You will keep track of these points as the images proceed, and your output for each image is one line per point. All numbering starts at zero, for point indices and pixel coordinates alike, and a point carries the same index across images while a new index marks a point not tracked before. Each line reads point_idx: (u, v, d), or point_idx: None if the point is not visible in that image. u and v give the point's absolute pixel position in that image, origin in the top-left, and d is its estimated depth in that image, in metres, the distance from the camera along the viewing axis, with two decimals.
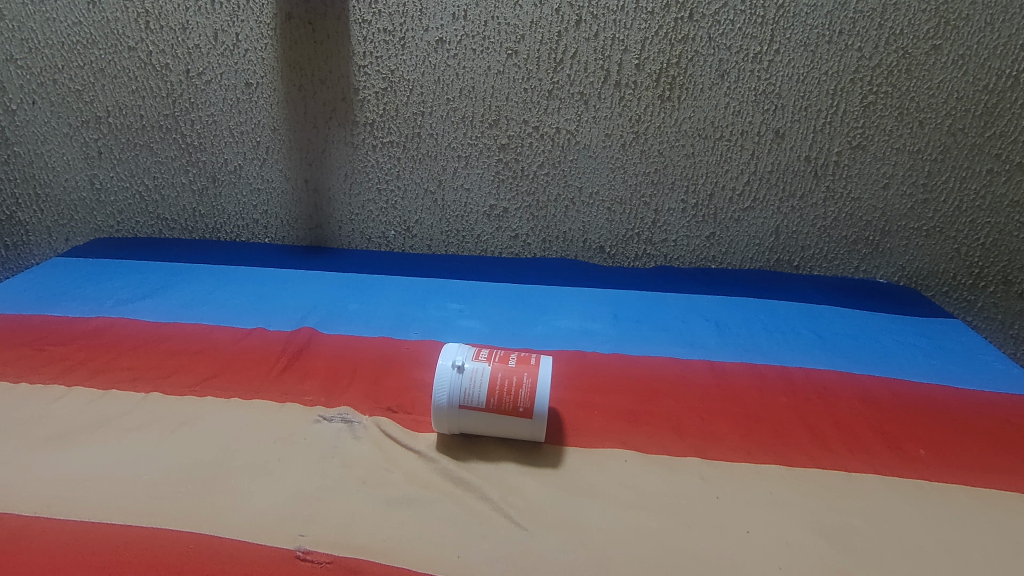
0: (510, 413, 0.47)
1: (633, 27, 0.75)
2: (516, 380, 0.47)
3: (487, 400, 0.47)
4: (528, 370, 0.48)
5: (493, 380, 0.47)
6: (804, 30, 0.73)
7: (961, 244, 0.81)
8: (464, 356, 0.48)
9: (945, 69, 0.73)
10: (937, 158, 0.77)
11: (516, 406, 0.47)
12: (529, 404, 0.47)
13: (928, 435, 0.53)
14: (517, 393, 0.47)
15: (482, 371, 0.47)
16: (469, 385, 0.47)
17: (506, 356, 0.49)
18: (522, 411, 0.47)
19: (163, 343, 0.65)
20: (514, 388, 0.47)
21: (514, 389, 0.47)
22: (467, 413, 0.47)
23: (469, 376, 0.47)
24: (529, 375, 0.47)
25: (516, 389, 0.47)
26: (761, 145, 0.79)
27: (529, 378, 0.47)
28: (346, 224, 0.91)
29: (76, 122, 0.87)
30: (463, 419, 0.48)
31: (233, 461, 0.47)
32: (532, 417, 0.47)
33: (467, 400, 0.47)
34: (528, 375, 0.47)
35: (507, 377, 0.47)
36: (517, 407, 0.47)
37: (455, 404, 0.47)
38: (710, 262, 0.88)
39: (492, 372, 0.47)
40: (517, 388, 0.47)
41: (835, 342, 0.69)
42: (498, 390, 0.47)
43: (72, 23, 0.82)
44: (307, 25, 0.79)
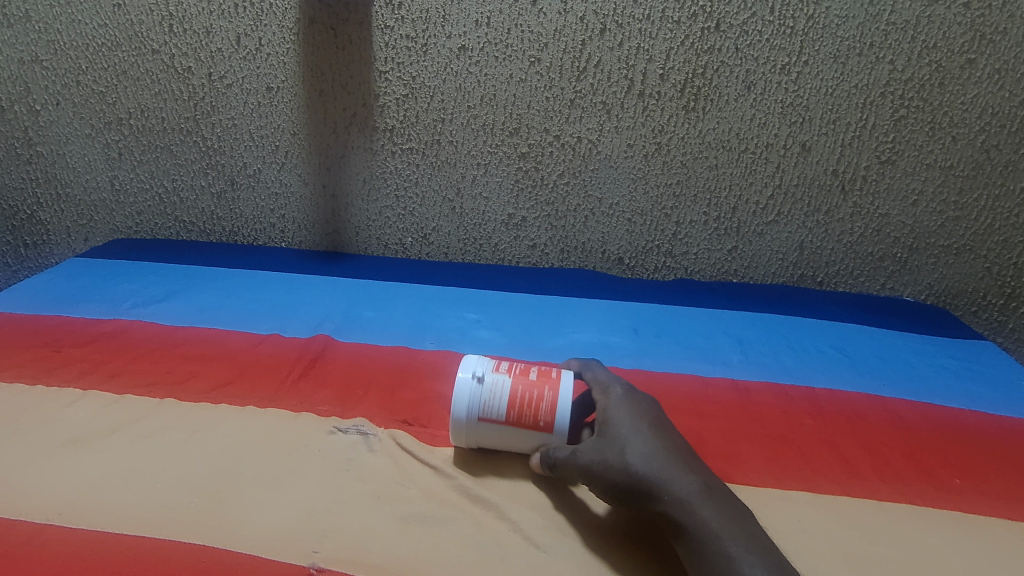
0: (531, 427, 0.46)
1: (658, 37, 0.73)
2: (537, 394, 0.46)
3: (507, 414, 0.46)
4: (549, 385, 0.46)
5: (514, 394, 0.46)
6: (834, 42, 0.71)
7: (992, 263, 0.79)
8: (484, 368, 0.47)
9: (979, 84, 0.71)
10: (969, 174, 0.75)
11: (536, 421, 0.45)
12: (551, 419, 0.45)
13: (963, 463, 0.51)
14: (538, 408, 0.45)
15: (501, 385, 0.46)
16: (489, 397, 0.46)
17: (526, 369, 0.48)
18: (543, 425, 0.45)
19: (179, 348, 0.64)
20: (534, 401, 0.45)
21: (535, 403, 0.46)
22: (487, 424, 0.46)
23: (488, 388, 0.46)
24: (550, 390, 0.46)
25: (536, 403, 0.45)
26: (787, 158, 0.77)
27: (550, 393, 0.46)
28: (363, 230, 0.90)
29: (99, 124, 0.86)
30: (481, 431, 0.46)
31: (247, 470, 0.47)
32: (554, 433, 0.45)
33: (487, 412, 0.46)
34: (548, 389, 0.46)
35: (527, 390, 0.46)
36: (537, 422, 0.45)
37: (474, 417, 0.46)
38: (731, 276, 0.86)
39: (512, 385, 0.46)
40: (538, 402, 0.45)
41: (862, 362, 0.67)
42: (518, 403, 0.46)
43: (98, 25, 0.80)
44: (330, 30, 0.77)
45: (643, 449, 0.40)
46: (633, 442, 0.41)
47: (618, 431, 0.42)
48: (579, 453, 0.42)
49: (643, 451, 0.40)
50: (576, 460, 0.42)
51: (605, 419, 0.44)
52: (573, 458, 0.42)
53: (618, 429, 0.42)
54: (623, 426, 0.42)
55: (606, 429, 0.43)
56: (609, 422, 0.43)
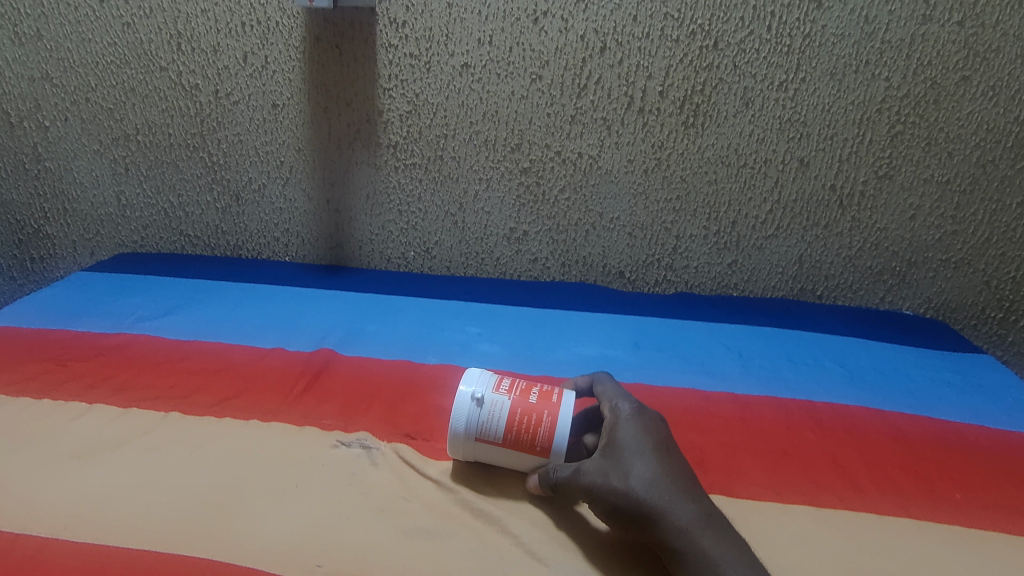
0: (528, 451, 0.46)
1: (657, 55, 0.74)
2: (535, 419, 0.46)
3: (505, 437, 0.46)
4: (547, 409, 0.46)
5: (511, 417, 0.46)
6: (831, 59, 0.72)
7: (990, 277, 0.80)
8: (484, 388, 0.47)
9: (974, 101, 0.72)
10: (966, 189, 0.76)
11: (533, 445, 0.45)
12: (547, 444, 0.45)
13: (962, 476, 0.52)
14: (535, 433, 0.45)
15: (499, 407, 0.46)
16: (487, 419, 0.46)
17: (528, 389, 0.47)
18: (539, 450, 0.45)
19: (184, 362, 0.65)
20: (532, 426, 0.45)
21: (533, 427, 0.45)
22: (485, 446, 0.46)
23: (487, 410, 0.46)
24: (549, 414, 0.46)
25: (534, 427, 0.45)
26: (785, 174, 0.78)
27: (548, 418, 0.45)
28: (366, 244, 0.90)
29: (106, 140, 0.87)
30: (480, 451, 0.47)
31: (251, 484, 0.47)
32: (551, 457, 0.45)
33: (485, 434, 0.46)
34: (547, 413, 0.46)
35: (524, 415, 0.46)
36: (534, 447, 0.45)
37: (472, 438, 0.46)
38: (731, 290, 0.87)
39: (510, 408, 0.46)
40: (536, 427, 0.45)
41: (863, 377, 0.67)
42: (515, 427, 0.46)
43: (107, 44, 0.81)
44: (334, 48, 0.78)
45: (646, 474, 0.41)
46: (637, 465, 0.41)
47: (623, 453, 0.43)
48: (583, 472, 0.42)
49: (646, 475, 0.41)
50: (579, 479, 0.42)
51: (611, 439, 0.44)
52: (577, 477, 0.43)
53: (623, 450, 0.43)
54: (628, 447, 0.43)
55: (611, 448, 0.43)
56: (615, 443, 0.43)
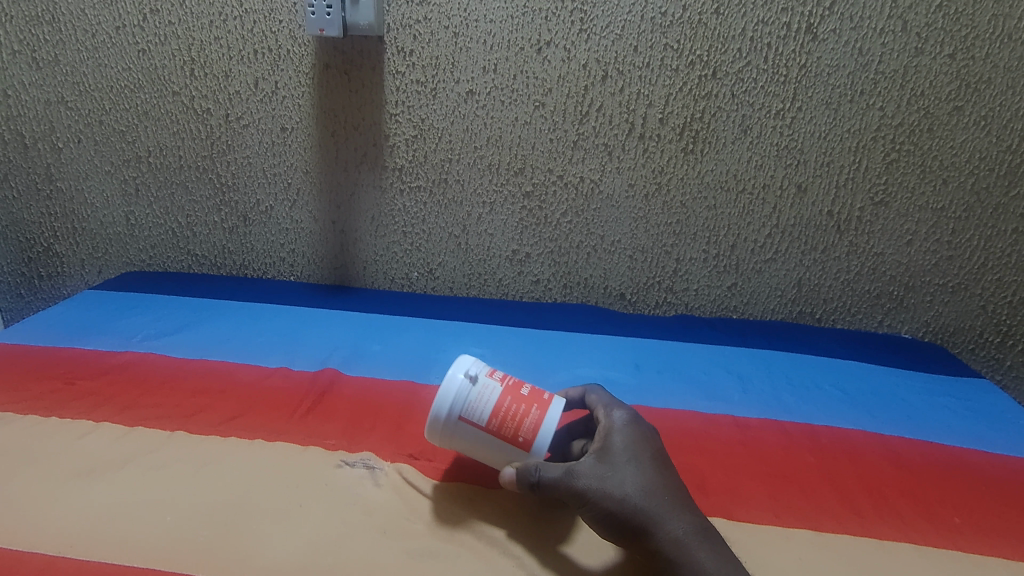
0: (508, 441, 0.46)
1: (658, 83, 0.76)
2: (524, 410, 0.46)
3: (489, 421, 0.46)
4: (537, 405, 0.47)
5: (501, 403, 0.46)
6: (826, 89, 0.74)
7: (987, 301, 0.81)
8: (479, 371, 0.48)
9: (967, 130, 0.74)
10: (961, 216, 0.77)
11: (516, 433, 0.45)
12: (530, 436, 0.45)
13: (960, 501, 0.52)
14: (521, 423, 0.46)
15: (491, 391, 0.46)
16: (476, 399, 0.46)
17: (519, 383, 0.48)
18: (521, 440, 0.45)
19: (190, 381, 0.66)
20: (519, 414, 0.46)
21: (519, 417, 0.46)
22: (465, 426, 0.46)
23: (478, 391, 0.46)
24: (539, 409, 0.46)
25: (521, 418, 0.46)
26: (782, 199, 0.80)
27: (537, 411, 0.46)
28: (371, 264, 0.92)
29: (118, 161, 0.89)
30: (458, 431, 0.46)
31: (255, 504, 0.47)
32: (529, 452, 0.45)
33: (469, 414, 0.46)
34: (537, 408, 0.46)
35: (515, 402, 0.46)
36: (516, 436, 0.45)
37: (454, 415, 0.46)
38: (731, 312, 0.88)
39: (501, 394, 0.46)
40: (523, 417, 0.46)
41: (861, 400, 0.68)
42: (502, 412, 0.46)
43: (122, 69, 0.84)
44: (343, 75, 0.80)
45: (640, 481, 0.42)
46: (631, 472, 0.43)
47: (617, 459, 0.44)
48: (576, 474, 0.43)
49: (640, 482, 0.42)
50: (573, 482, 0.42)
51: (605, 443, 0.45)
52: (569, 479, 0.43)
53: (618, 456, 0.44)
54: (623, 453, 0.44)
55: (606, 453, 0.44)
56: (609, 448, 0.45)
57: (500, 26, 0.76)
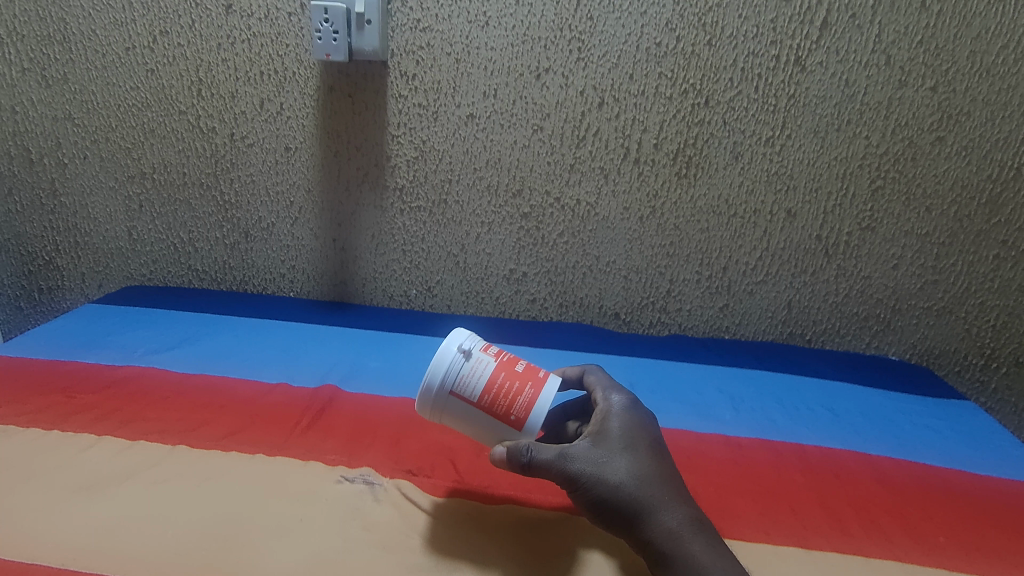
0: (499, 417, 0.47)
1: (652, 110, 0.79)
2: (516, 387, 0.47)
3: (481, 397, 0.47)
4: (529, 383, 0.48)
5: (493, 379, 0.47)
6: (814, 118, 0.77)
7: (971, 325, 0.83)
8: (473, 346, 0.49)
9: (949, 159, 0.76)
10: (945, 241, 0.80)
11: (507, 411, 0.47)
12: (521, 413, 0.47)
13: (946, 520, 0.54)
14: (514, 400, 0.47)
15: (484, 367, 0.48)
16: (468, 374, 0.47)
17: (513, 360, 0.50)
18: (511, 417, 0.47)
19: (191, 395, 0.66)
20: (511, 391, 0.47)
21: (512, 395, 0.47)
22: (457, 400, 0.47)
23: (471, 366, 0.48)
24: (532, 387, 0.48)
25: (513, 395, 0.47)
26: (773, 224, 0.82)
27: (529, 389, 0.47)
28: (370, 281, 0.93)
29: (123, 177, 0.90)
30: (450, 405, 0.48)
31: (257, 518, 0.48)
32: (519, 429, 0.47)
33: (460, 388, 0.47)
34: (528, 386, 0.48)
35: (507, 379, 0.47)
36: (507, 412, 0.47)
37: (445, 388, 0.47)
38: (723, 332, 0.90)
39: (494, 370, 0.48)
40: (515, 395, 0.47)
41: (849, 420, 0.70)
42: (494, 388, 0.47)
43: (130, 88, 0.86)
44: (347, 97, 0.82)
45: (634, 470, 0.44)
46: (626, 459, 0.45)
47: (613, 444, 0.46)
48: (571, 458, 0.44)
49: (634, 469, 0.44)
50: (566, 465, 0.44)
51: (602, 428, 0.47)
52: (563, 462, 0.44)
53: (614, 441, 0.46)
54: (618, 440, 0.46)
55: (602, 437, 0.46)
56: (605, 433, 0.47)
57: (500, 53, 0.79)
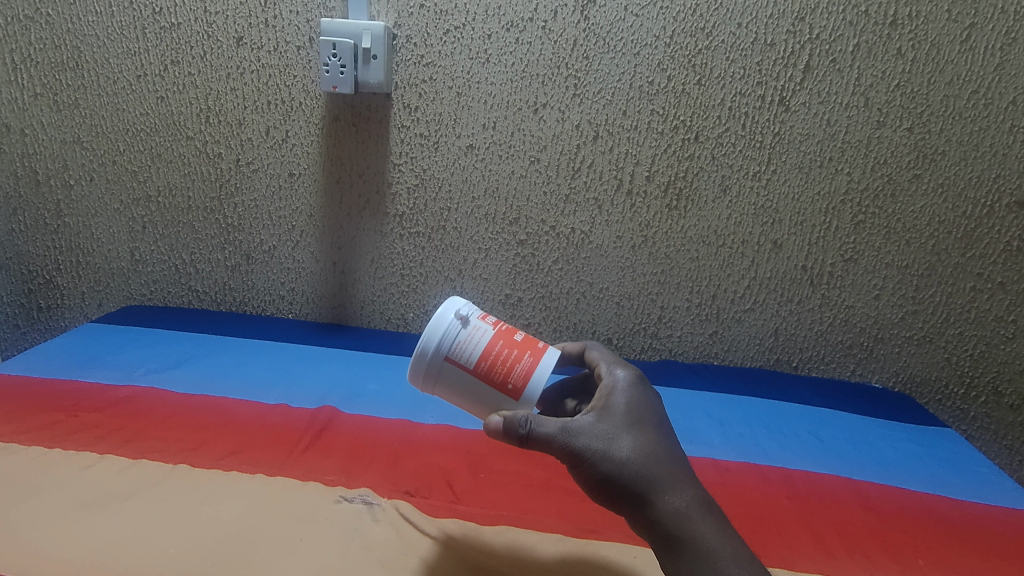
0: (495, 385, 0.48)
1: (644, 144, 0.83)
2: (515, 355, 0.49)
3: (478, 363, 0.48)
4: (526, 352, 0.49)
5: (489, 346, 0.49)
6: (798, 155, 0.81)
7: (951, 354, 0.86)
8: (472, 313, 0.50)
9: (926, 196, 0.80)
10: (924, 273, 0.83)
11: (503, 379, 0.48)
12: (516, 382, 0.48)
13: (927, 545, 0.55)
14: (510, 368, 0.48)
15: (481, 334, 0.49)
16: (465, 340, 0.49)
17: (511, 330, 0.51)
18: (507, 385, 0.48)
19: (192, 415, 0.68)
20: (507, 358, 0.48)
21: (508, 363, 0.48)
22: (454, 366, 0.49)
23: (468, 332, 0.49)
24: (531, 356, 0.49)
25: (509, 363, 0.48)
26: (760, 254, 0.85)
27: (525, 358, 0.49)
28: (368, 304, 0.95)
29: (128, 200, 0.92)
30: (447, 370, 0.49)
31: (258, 537, 0.49)
32: (515, 397, 0.48)
33: (457, 353, 0.49)
34: (524, 355, 0.49)
35: (503, 347, 0.49)
36: (503, 380, 0.48)
37: (441, 353, 0.49)
38: (713, 358, 0.92)
39: (490, 337, 0.49)
40: (514, 363, 0.48)
41: (834, 446, 0.72)
42: (490, 355, 0.49)
43: (140, 113, 0.88)
44: (351, 126, 0.85)
45: (639, 446, 0.45)
46: (630, 435, 0.45)
47: (618, 419, 0.46)
48: (574, 433, 0.45)
49: (640, 446, 0.45)
50: (570, 440, 0.44)
51: (607, 404, 0.48)
52: (567, 436, 0.45)
53: (619, 417, 0.47)
54: (624, 417, 0.47)
55: (608, 413, 0.47)
56: (610, 409, 0.47)
57: (499, 88, 0.82)
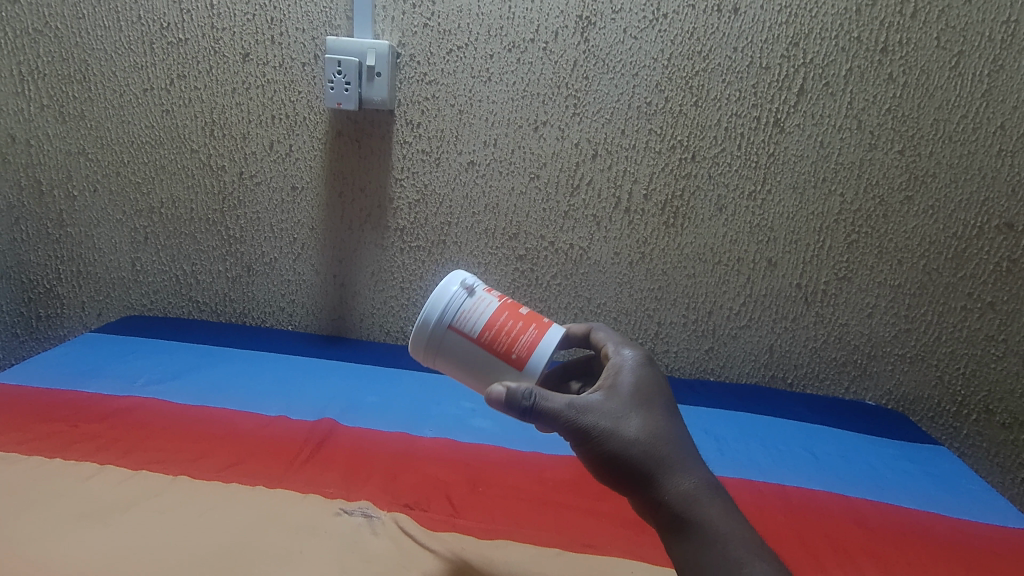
0: (498, 353, 0.49)
1: (642, 163, 0.84)
2: (518, 326, 0.50)
3: (482, 332, 0.50)
4: (529, 323, 0.50)
5: (492, 315, 0.50)
6: (793, 175, 0.82)
7: (943, 372, 0.87)
8: (477, 286, 0.52)
9: (917, 217, 0.82)
10: (916, 292, 0.85)
11: (506, 347, 0.49)
12: (519, 350, 0.49)
13: (920, 561, 0.56)
14: (512, 336, 0.49)
15: (485, 304, 0.51)
16: (469, 308, 0.50)
17: (515, 304, 0.52)
18: (510, 352, 0.49)
19: (192, 426, 0.68)
20: (510, 327, 0.50)
21: (511, 332, 0.50)
22: (457, 333, 0.50)
23: (472, 301, 0.51)
24: (534, 328, 0.50)
25: (511, 331, 0.49)
26: (755, 272, 0.87)
27: (527, 328, 0.50)
28: (367, 316, 0.96)
29: (130, 211, 0.93)
30: (451, 338, 0.50)
31: (258, 549, 0.49)
32: (517, 366, 0.49)
33: (461, 321, 0.50)
34: (528, 326, 0.50)
35: (506, 316, 0.50)
36: (506, 348, 0.49)
37: (444, 321, 0.50)
38: (709, 374, 0.93)
39: (494, 307, 0.51)
40: (516, 332, 0.50)
41: (828, 462, 0.72)
42: (493, 324, 0.50)
43: (145, 126, 0.89)
44: (354, 141, 0.87)
45: (648, 426, 0.46)
46: (638, 414, 0.46)
47: (626, 398, 0.47)
48: (583, 411, 0.46)
49: (648, 427, 0.46)
50: (580, 418, 0.45)
51: (615, 383, 0.49)
52: (576, 415, 0.45)
53: (627, 396, 0.47)
54: (632, 396, 0.48)
55: (616, 392, 0.48)
56: (618, 389, 0.48)
57: (500, 106, 0.84)
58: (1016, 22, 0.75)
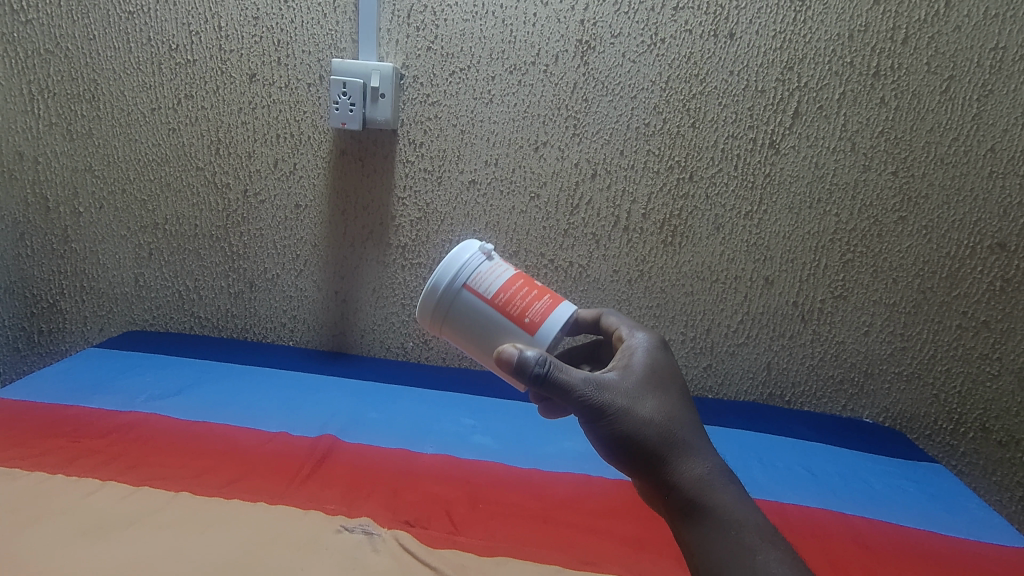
0: (508, 315, 0.50)
1: (641, 183, 0.86)
2: (531, 293, 0.51)
3: (495, 294, 0.51)
4: (541, 293, 0.52)
5: (507, 279, 0.52)
6: (789, 196, 0.84)
7: (939, 390, 0.88)
8: (496, 255, 0.54)
9: (911, 237, 0.83)
10: (911, 311, 0.86)
11: (516, 309, 0.50)
12: (529, 315, 0.50)
13: None
14: (525, 301, 0.50)
15: (501, 270, 0.52)
16: (485, 270, 0.52)
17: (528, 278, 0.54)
18: (520, 315, 0.50)
19: (194, 442, 0.68)
20: (523, 292, 0.51)
21: (524, 296, 0.51)
22: (471, 292, 0.51)
23: (489, 265, 0.52)
24: (547, 299, 0.52)
25: (524, 296, 0.51)
26: (752, 290, 0.88)
27: (539, 297, 0.51)
28: (368, 332, 0.96)
29: (135, 227, 0.94)
30: (464, 296, 0.51)
31: (260, 565, 0.50)
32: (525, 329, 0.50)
33: (476, 280, 0.51)
34: (540, 295, 0.52)
35: (520, 283, 0.52)
36: (516, 311, 0.50)
37: (459, 281, 0.51)
38: (707, 391, 0.93)
39: (509, 273, 0.52)
40: (528, 297, 0.51)
41: (827, 480, 0.73)
42: (507, 287, 0.51)
43: (152, 144, 0.91)
44: (357, 160, 0.88)
45: (664, 410, 0.49)
46: (654, 398, 0.49)
47: (642, 382, 0.50)
48: (604, 390, 0.47)
49: (664, 411, 0.48)
50: (602, 396, 0.47)
51: (629, 367, 0.51)
52: (599, 393, 0.47)
53: (643, 380, 0.50)
54: (647, 381, 0.50)
55: (631, 375, 0.50)
56: (633, 373, 0.50)
57: (501, 126, 0.85)
58: (1004, 48, 0.76)
